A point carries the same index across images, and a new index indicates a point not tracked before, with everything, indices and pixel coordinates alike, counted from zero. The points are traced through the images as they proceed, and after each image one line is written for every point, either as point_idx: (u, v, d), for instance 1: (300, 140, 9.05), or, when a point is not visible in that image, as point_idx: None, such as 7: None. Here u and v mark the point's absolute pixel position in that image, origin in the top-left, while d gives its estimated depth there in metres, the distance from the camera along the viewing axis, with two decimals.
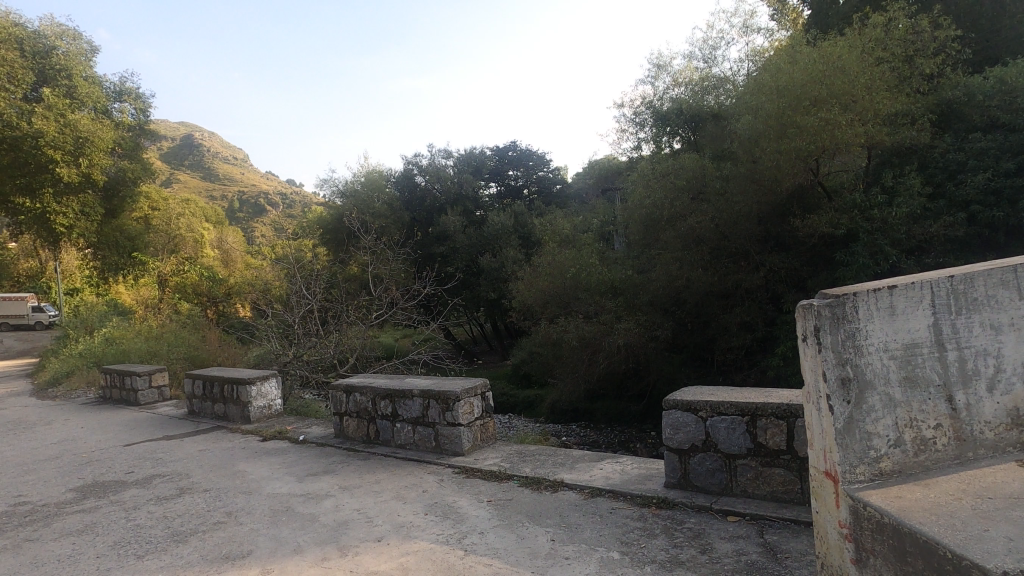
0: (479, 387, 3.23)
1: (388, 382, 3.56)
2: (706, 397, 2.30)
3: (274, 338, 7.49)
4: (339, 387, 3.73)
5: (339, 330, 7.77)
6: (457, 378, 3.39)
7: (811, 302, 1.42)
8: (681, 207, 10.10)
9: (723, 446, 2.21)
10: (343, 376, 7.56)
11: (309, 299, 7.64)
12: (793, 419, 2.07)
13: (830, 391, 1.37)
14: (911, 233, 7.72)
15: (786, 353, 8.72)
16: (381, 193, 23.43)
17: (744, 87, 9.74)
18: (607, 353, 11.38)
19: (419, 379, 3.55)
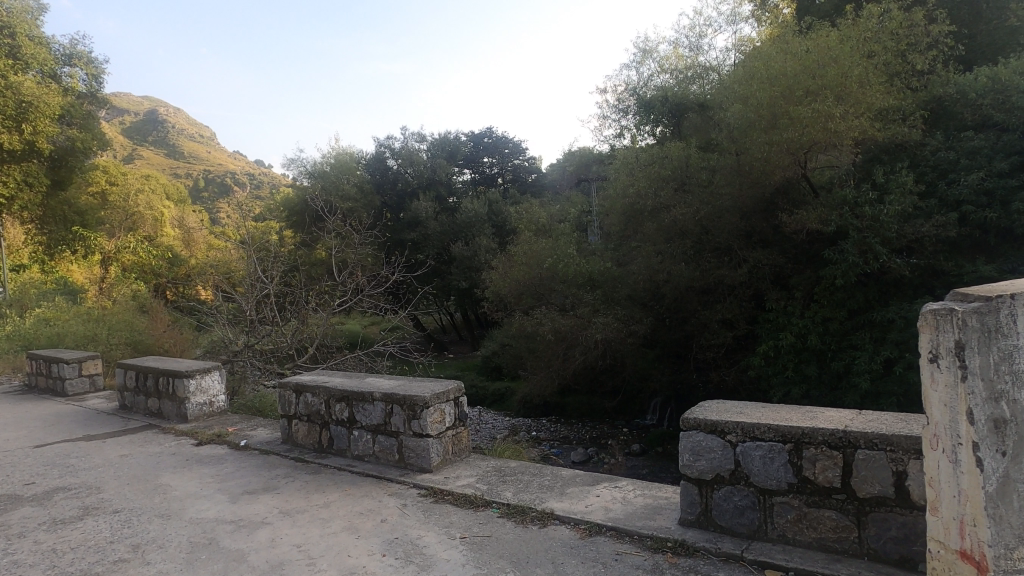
0: (451, 392, 2.76)
1: (345, 382, 3.07)
2: (736, 419, 2.09)
3: (225, 324, 6.87)
4: (287, 385, 3.22)
5: (298, 317, 7.19)
6: (426, 381, 2.92)
7: (953, 312, 1.33)
8: (665, 199, 9.74)
9: (758, 479, 1.99)
10: (301, 368, 6.99)
11: (266, 282, 7.04)
12: (849, 451, 1.86)
13: (980, 437, 1.27)
14: (901, 232, 7.44)
15: (768, 352, 8.44)
16: (351, 176, 22.65)
17: (733, 75, 9.41)
18: (583, 348, 11.01)
19: (382, 379, 3.06)
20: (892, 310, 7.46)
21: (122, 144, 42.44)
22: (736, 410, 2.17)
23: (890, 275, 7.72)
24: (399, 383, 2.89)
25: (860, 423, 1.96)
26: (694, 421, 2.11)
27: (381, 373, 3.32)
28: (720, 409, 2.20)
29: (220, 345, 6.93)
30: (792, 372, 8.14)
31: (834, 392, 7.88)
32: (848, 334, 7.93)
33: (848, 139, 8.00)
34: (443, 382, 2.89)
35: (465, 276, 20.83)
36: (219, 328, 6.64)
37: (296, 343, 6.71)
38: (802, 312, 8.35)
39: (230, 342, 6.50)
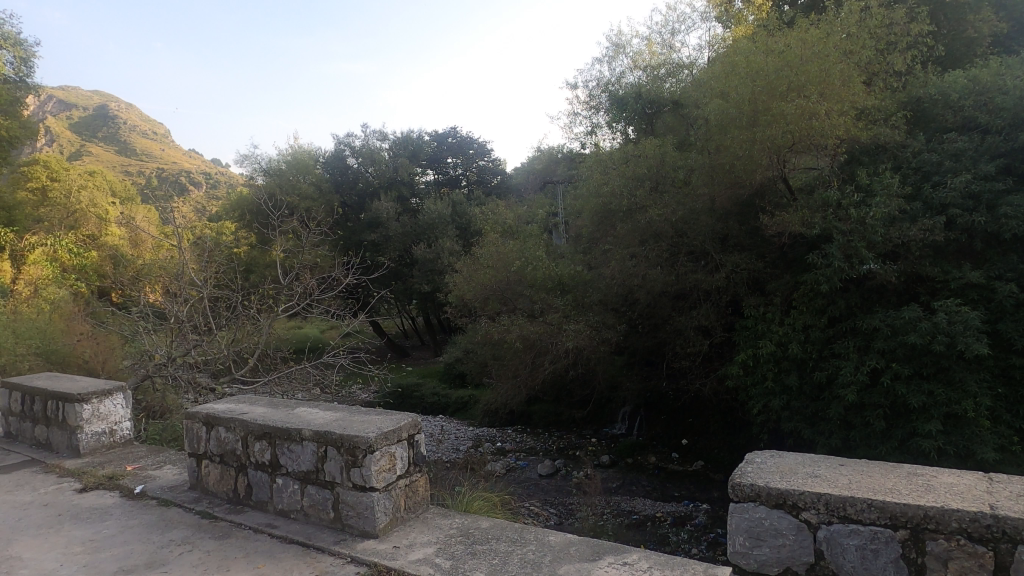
0: (404, 431, 2.14)
1: (269, 414, 2.41)
2: (817, 489, 1.91)
3: (150, 334, 6.04)
4: (197, 417, 2.55)
5: (238, 325, 6.42)
6: (373, 415, 2.29)
7: None
8: (640, 198, 9.28)
9: (851, 569, 1.83)
10: (241, 381, 6.22)
11: (201, 285, 6.25)
12: (977, 542, 1.67)
13: None
14: (887, 235, 7.08)
15: (747, 361, 8.03)
16: (308, 174, 21.67)
17: (710, 72, 9.04)
18: (552, 356, 10.45)
19: (315, 411, 2.42)
20: (877, 318, 7.10)
21: (69, 139, 40.38)
22: (804, 475, 1.99)
23: (874, 281, 7.37)
24: (340, 418, 2.26)
25: (974, 496, 1.77)
26: (767, 498, 1.92)
27: (320, 403, 2.67)
28: (784, 472, 2.02)
29: (143, 356, 6.09)
30: (773, 383, 7.73)
31: (816, 403, 7.48)
32: (831, 343, 7.56)
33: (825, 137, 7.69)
34: (397, 418, 2.28)
35: (428, 279, 20.12)
36: (143, 335, 5.82)
37: (232, 353, 5.94)
38: (782, 319, 7.96)
39: (150, 353, 5.64)
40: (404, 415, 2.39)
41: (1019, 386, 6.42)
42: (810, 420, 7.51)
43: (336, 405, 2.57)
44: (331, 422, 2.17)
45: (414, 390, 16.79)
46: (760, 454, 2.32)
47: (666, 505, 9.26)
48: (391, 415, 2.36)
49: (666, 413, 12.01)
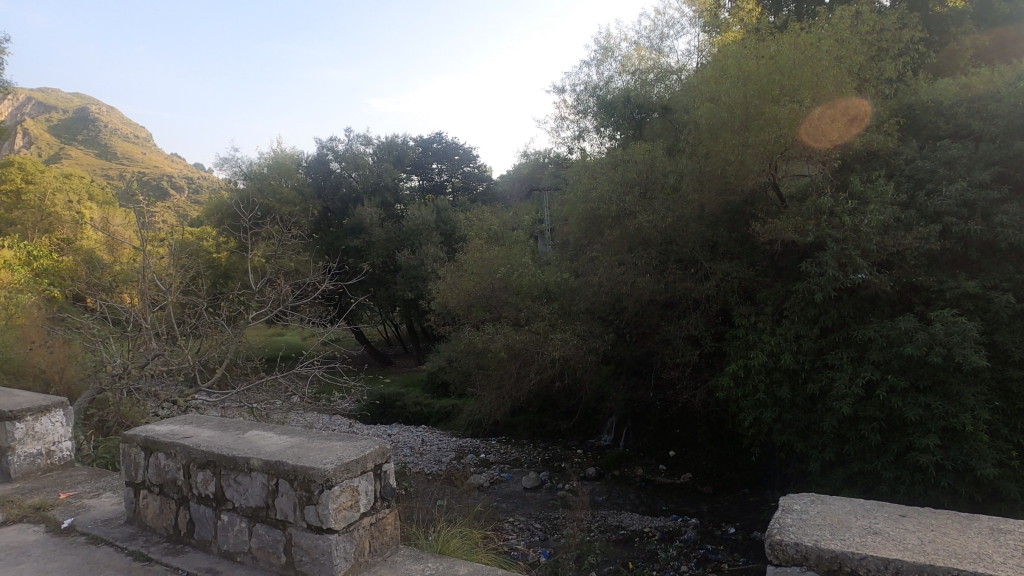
0: (367, 463, 1.96)
1: (216, 439, 2.19)
2: (876, 550, 1.72)
3: (109, 344, 5.68)
4: (130, 441, 2.30)
5: (204, 334, 6.08)
6: (333, 442, 2.11)
7: None
8: (629, 204, 9.06)
9: None
10: (209, 393, 5.87)
11: (165, 292, 5.89)
12: None
13: None
14: (881, 243, 6.90)
15: (738, 372, 7.81)
16: (290, 178, 21.25)
17: (700, 76, 8.87)
18: (538, 366, 10.16)
19: (268, 436, 2.21)
20: (872, 328, 6.90)
21: (47, 141, 39.52)
22: (858, 532, 1.83)
23: (868, 291, 7.18)
24: (295, 443, 2.06)
25: None
26: (819, 562, 1.75)
27: (274, 424, 2.47)
28: (834, 528, 1.86)
29: (102, 365, 5.72)
30: (764, 395, 7.51)
31: (809, 416, 7.26)
32: (823, 354, 7.36)
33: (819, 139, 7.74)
34: (360, 444, 2.10)
35: (411, 286, 19.79)
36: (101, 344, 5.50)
37: (196, 362, 5.61)
38: (773, 328, 7.75)
39: (107, 363, 5.31)
40: (367, 440, 2.21)
41: (1017, 399, 6.25)
42: (802, 433, 7.29)
43: (290, 427, 2.37)
44: (284, 449, 1.97)
45: (395, 399, 16.41)
46: (793, 498, 2.17)
47: (654, 520, 8.98)
48: (354, 442, 2.17)
49: (653, 423, 11.77)
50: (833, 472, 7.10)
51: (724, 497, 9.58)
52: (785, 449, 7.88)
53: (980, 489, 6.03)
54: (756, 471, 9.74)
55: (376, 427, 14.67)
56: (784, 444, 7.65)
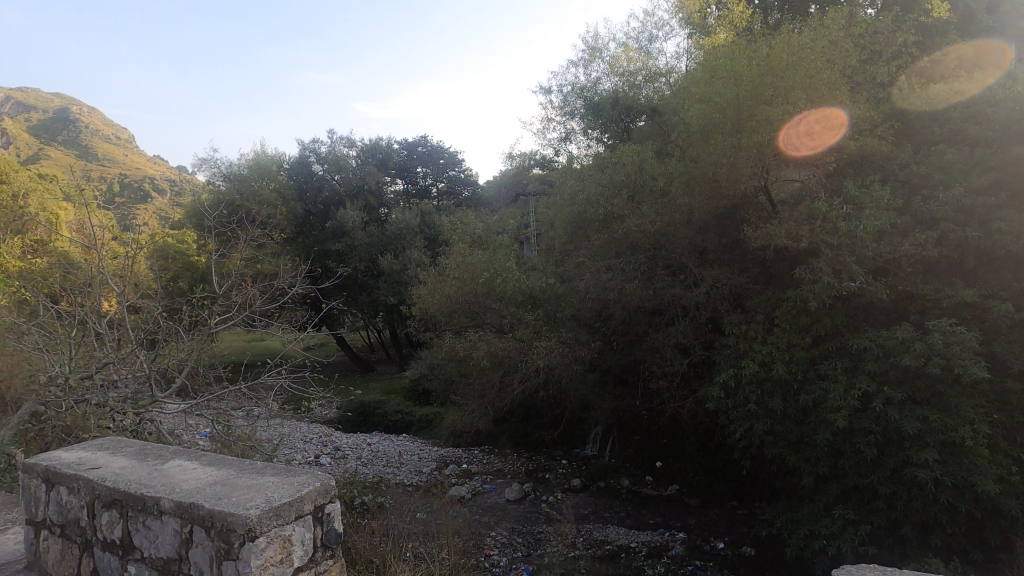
0: (301, 508, 2.09)
1: (132, 472, 2.30)
2: None
3: (58, 357, 5.30)
4: (49, 478, 2.40)
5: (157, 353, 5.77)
6: (266, 480, 2.23)
7: None
8: (618, 208, 8.81)
9: None
10: (171, 404, 5.53)
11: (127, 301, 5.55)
12: None
13: None
14: (877, 250, 6.66)
15: (728, 383, 7.54)
16: (271, 179, 20.76)
17: (691, 77, 8.65)
18: (522, 375, 9.81)
19: (193, 468, 2.33)
20: (867, 337, 6.66)
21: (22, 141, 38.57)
22: None
23: (863, 298, 6.94)
24: (216, 485, 2.15)
25: None
26: None
27: (202, 452, 2.59)
28: None
29: (49, 375, 5.28)
30: (755, 406, 7.23)
31: (801, 428, 7.00)
32: (815, 364, 7.11)
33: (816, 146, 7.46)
34: (292, 484, 2.20)
35: (394, 291, 19.45)
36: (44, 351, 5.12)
37: (151, 372, 5.29)
38: (765, 337, 7.50)
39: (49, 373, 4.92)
40: (305, 475, 2.31)
41: (1016, 412, 6.02)
42: (794, 446, 7.03)
43: (224, 460, 2.48)
44: (201, 496, 2.06)
45: (377, 407, 16.00)
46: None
47: (641, 534, 8.67)
48: (289, 478, 2.29)
49: (639, 433, 11.49)
50: (826, 486, 6.84)
51: (712, 510, 9.30)
52: (777, 462, 7.62)
53: (980, 506, 5.78)
54: (745, 483, 9.49)
55: (355, 436, 14.24)
56: (776, 456, 7.39)
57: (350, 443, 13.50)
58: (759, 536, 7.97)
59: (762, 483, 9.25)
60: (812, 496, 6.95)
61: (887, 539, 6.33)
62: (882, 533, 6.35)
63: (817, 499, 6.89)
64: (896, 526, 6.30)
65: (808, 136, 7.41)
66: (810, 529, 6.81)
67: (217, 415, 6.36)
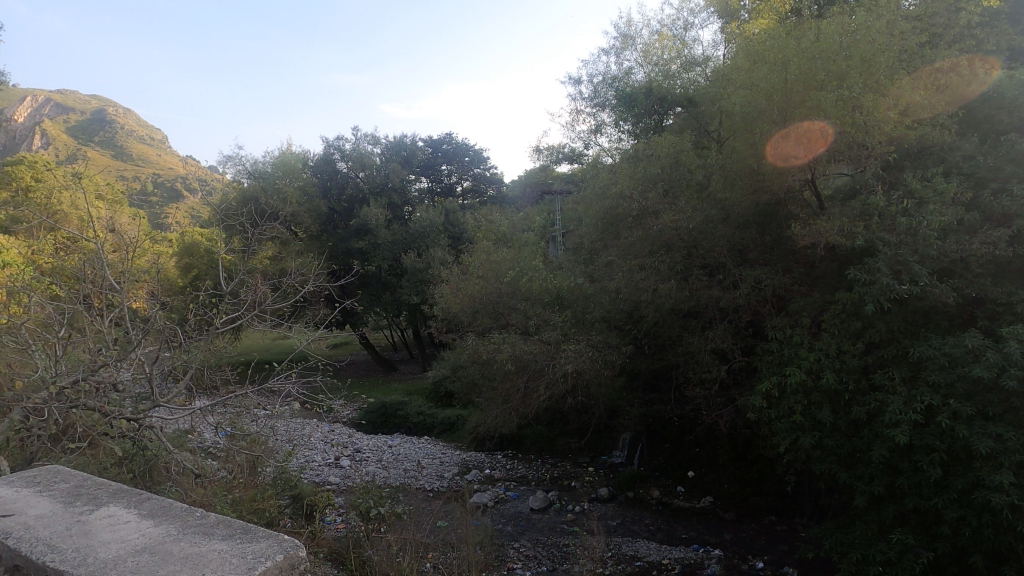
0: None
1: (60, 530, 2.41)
2: None
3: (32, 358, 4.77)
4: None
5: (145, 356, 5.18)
6: (217, 551, 2.23)
7: None
8: (652, 202, 8.30)
9: None
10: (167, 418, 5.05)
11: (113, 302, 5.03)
12: None
13: None
14: (942, 249, 6.07)
15: (772, 391, 6.99)
16: (295, 177, 20.60)
17: (732, 64, 8.12)
18: (548, 380, 9.32)
19: (130, 534, 2.37)
20: (930, 345, 6.07)
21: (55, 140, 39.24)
22: None
23: (925, 302, 6.34)
24: (140, 556, 2.19)
25: None
26: None
27: (149, 506, 2.65)
28: None
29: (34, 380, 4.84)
30: (801, 417, 6.67)
31: (853, 442, 6.42)
32: (869, 373, 6.53)
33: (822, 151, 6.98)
34: (245, 559, 2.17)
35: (417, 289, 19.19)
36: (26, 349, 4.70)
37: (153, 375, 4.82)
38: (812, 343, 6.94)
39: (36, 376, 4.55)
40: (263, 544, 2.28)
41: None
42: (845, 462, 6.45)
43: (170, 521, 2.49)
44: (118, 573, 2.08)
45: (398, 408, 15.68)
46: None
47: (673, 550, 8.14)
48: (244, 544, 2.29)
49: (669, 441, 10.98)
50: (880, 507, 6.25)
51: (749, 525, 8.74)
52: (824, 478, 7.05)
53: None
54: (784, 497, 8.92)
55: (376, 438, 13.93)
56: (823, 472, 6.82)
57: (371, 445, 13.20)
58: (803, 556, 7.39)
59: (803, 498, 8.66)
60: (864, 516, 6.37)
61: (951, 567, 5.74)
62: (945, 560, 5.75)
63: (871, 520, 6.32)
64: (963, 554, 5.70)
65: (813, 144, 6.97)
66: (863, 554, 6.22)
67: (225, 419, 6.27)
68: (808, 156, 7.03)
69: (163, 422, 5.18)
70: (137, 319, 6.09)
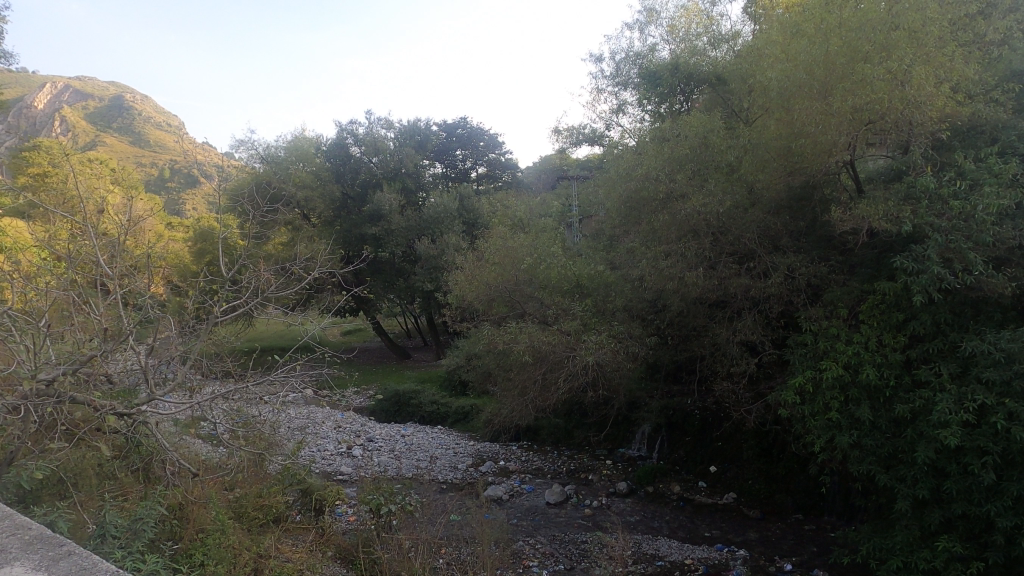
0: None
1: None
2: None
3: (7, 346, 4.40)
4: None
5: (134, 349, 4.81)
6: None
7: None
8: (680, 185, 7.84)
9: None
10: (159, 413, 4.72)
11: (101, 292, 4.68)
12: None
13: None
14: (999, 235, 5.59)
15: (805, 386, 6.57)
16: (308, 161, 20.29)
17: (767, 37, 7.61)
18: (567, 371, 8.95)
19: None
20: (983, 340, 5.62)
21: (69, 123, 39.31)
22: None
23: (978, 292, 5.86)
24: None
25: None
26: None
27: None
28: None
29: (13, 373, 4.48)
30: (838, 414, 6.25)
31: (894, 442, 5.99)
32: (913, 368, 6.09)
33: (865, 130, 6.49)
34: None
35: (431, 276, 18.89)
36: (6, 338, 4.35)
37: (146, 369, 4.51)
38: (850, 336, 6.51)
39: (15, 369, 4.22)
40: None
41: None
42: (886, 463, 6.03)
43: None
44: None
45: (411, 396, 15.46)
46: None
47: (696, 549, 7.75)
48: None
49: (691, 434, 10.62)
50: (923, 511, 5.82)
51: (775, 524, 8.34)
52: (861, 478, 6.63)
53: None
54: (812, 495, 8.52)
55: (389, 427, 13.68)
56: (860, 473, 6.40)
57: (383, 434, 12.95)
58: (836, 559, 7.00)
59: (834, 497, 8.25)
60: (905, 521, 5.95)
61: None
62: (997, 571, 5.32)
63: (912, 525, 5.91)
64: (1016, 565, 5.27)
65: (857, 122, 6.48)
66: (904, 561, 5.81)
67: (227, 411, 6.01)
68: (851, 134, 6.55)
69: (158, 415, 4.88)
70: (131, 305, 5.78)
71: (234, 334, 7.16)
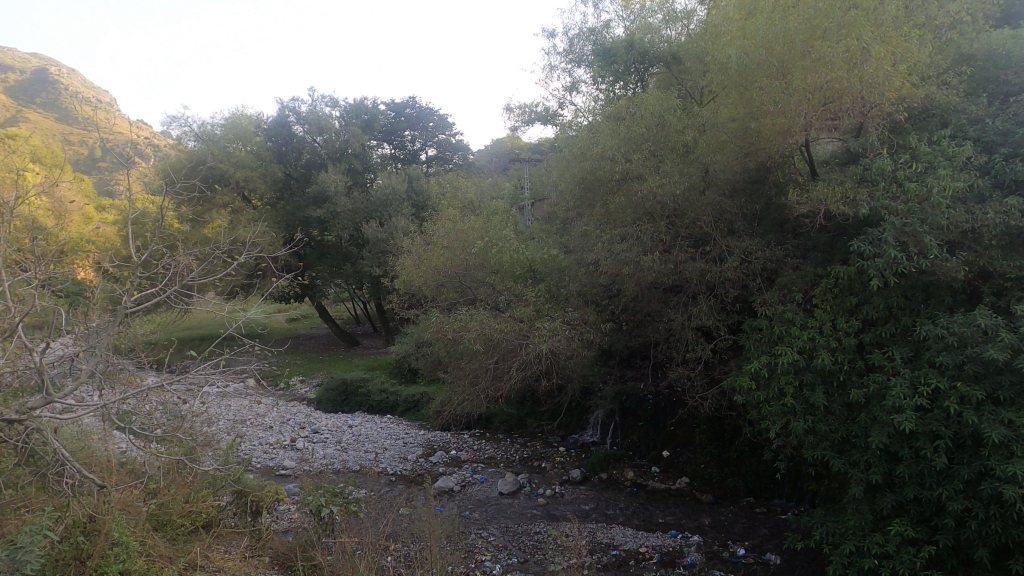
0: None
1: None
2: None
3: None
4: None
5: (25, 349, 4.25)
6: None
7: None
8: (636, 166, 7.60)
9: None
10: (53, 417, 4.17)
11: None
12: None
13: None
14: (953, 218, 5.54)
15: (761, 372, 6.46)
16: (245, 140, 19.17)
17: (724, 14, 7.41)
18: (520, 360, 8.67)
19: None
20: (934, 324, 5.60)
21: None
22: None
23: (930, 276, 5.84)
24: None
25: None
26: None
27: None
28: None
29: None
30: (793, 400, 6.17)
31: (848, 426, 5.93)
32: (865, 353, 6.05)
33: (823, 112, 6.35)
34: None
35: (379, 261, 18.29)
36: None
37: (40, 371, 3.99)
38: (804, 321, 6.43)
39: None
40: None
41: None
42: (839, 447, 5.98)
43: None
44: None
45: (360, 385, 14.94)
46: None
47: (650, 537, 7.64)
48: None
49: (644, 419, 10.56)
50: (875, 495, 5.79)
51: (727, 508, 8.32)
52: (813, 462, 6.59)
53: None
54: (763, 477, 8.54)
55: (335, 417, 13.17)
56: (814, 457, 6.34)
57: (329, 426, 12.41)
58: (788, 544, 6.98)
59: (785, 479, 8.28)
60: (858, 505, 5.92)
61: (952, 560, 5.31)
62: (947, 554, 5.31)
63: (864, 508, 5.88)
64: (963, 546, 5.28)
65: (815, 103, 6.34)
66: (857, 545, 5.77)
67: (149, 410, 5.47)
68: (809, 115, 6.41)
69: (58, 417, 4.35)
70: (28, 293, 5.12)
71: (157, 325, 6.55)
